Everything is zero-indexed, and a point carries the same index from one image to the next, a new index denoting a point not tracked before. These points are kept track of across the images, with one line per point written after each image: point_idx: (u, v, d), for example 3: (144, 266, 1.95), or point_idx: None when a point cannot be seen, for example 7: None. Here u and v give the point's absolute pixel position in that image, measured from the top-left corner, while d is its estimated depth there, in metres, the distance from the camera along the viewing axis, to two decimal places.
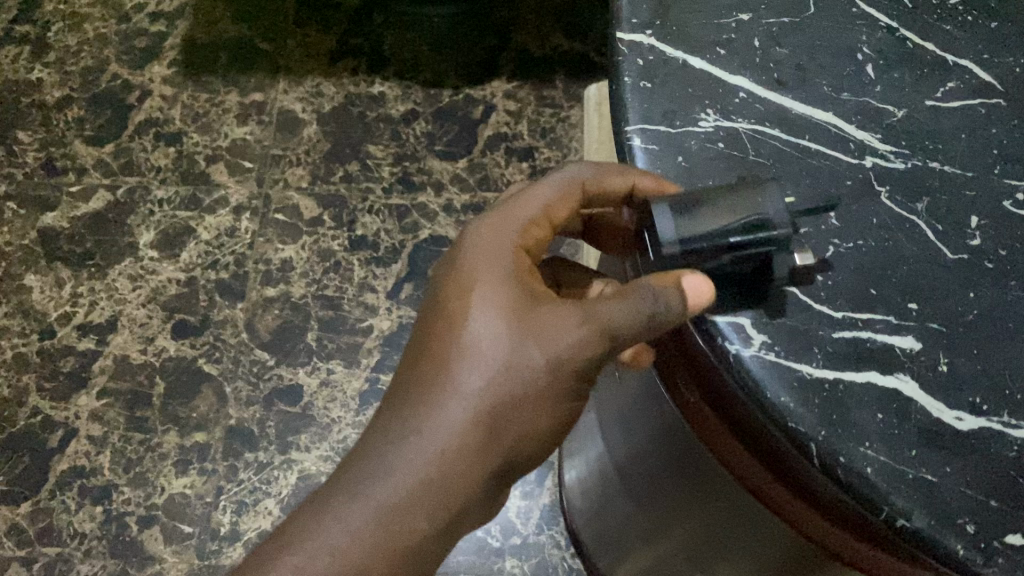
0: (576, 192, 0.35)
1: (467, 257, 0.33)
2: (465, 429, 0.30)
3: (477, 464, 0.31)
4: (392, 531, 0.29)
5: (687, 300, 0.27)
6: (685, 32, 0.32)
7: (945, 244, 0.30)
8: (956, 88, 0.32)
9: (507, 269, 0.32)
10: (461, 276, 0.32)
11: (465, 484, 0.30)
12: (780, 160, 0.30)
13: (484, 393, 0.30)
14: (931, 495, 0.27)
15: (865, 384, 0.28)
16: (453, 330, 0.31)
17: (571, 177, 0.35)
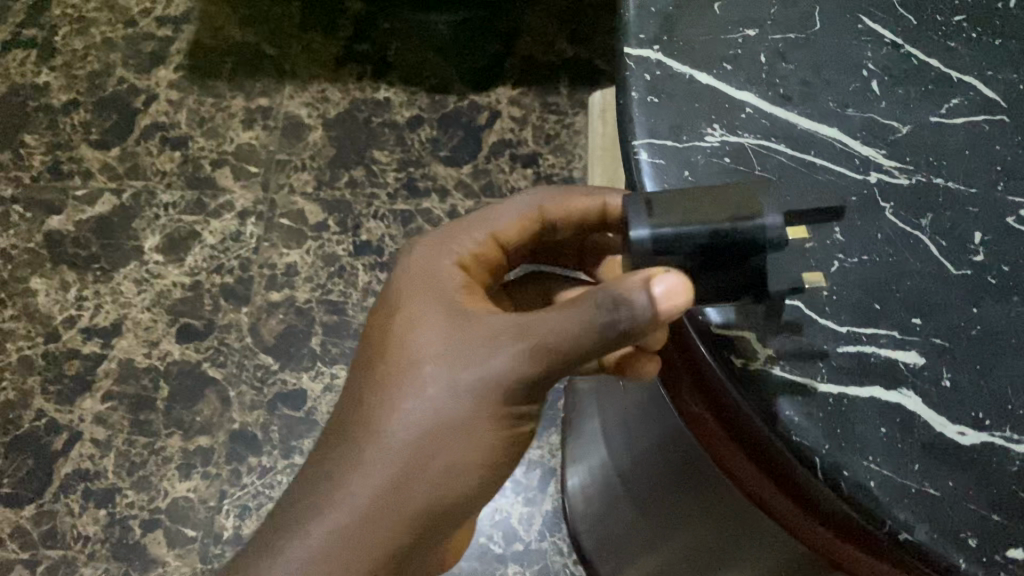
0: (527, 217, 0.36)
1: (408, 281, 0.35)
2: (393, 448, 0.32)
3: (409, 483, 0.31)
4: (334, 546, 0.31)
5: (659, 303, 0.26)
6: (692, 48, 0.33)
7: (948, 260, 0.30)
8: (960, 105, 0.32)
9: (444, 292, 0.34)
10: (401, 301, 0.34)
11: (399, 503, 0.31)
12: (785, 175, 0.31)
13: (412, 412, 0.32)
14: (934, 508, 0.27)
15: (869, 399, 0.28)
16: (394, 352, 0.33)
17: (520, 204, 0.36)
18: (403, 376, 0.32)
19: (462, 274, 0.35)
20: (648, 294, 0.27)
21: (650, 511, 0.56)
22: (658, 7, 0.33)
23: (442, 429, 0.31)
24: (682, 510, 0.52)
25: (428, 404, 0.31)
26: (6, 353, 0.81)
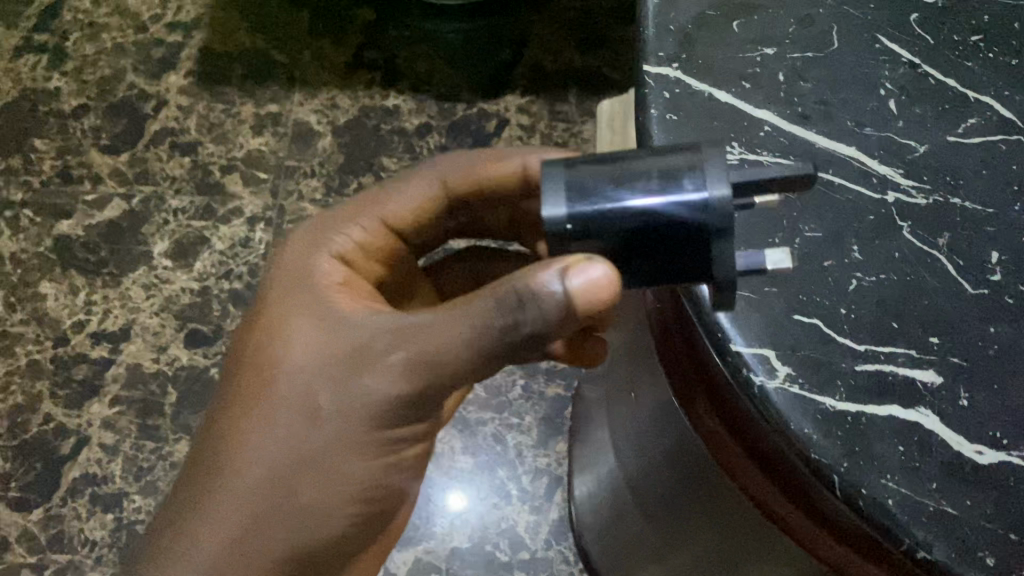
0: (413, 199, 0.42)
1: (289, 275, 0.40)
2: (274, 426, 0.37)
3: (292, 453, 0.37)
4: (231, 508, 0.37)
5: (583, 292, 0.28)
6: (711, 66, 0.33)
7: (965, 279, 0.30)
8: (977, 124, 0.32)
9: (320, 287, 0.39)
10: (283, 291, 0.40)
11: (284, 470, 0.37)
12: (804, 193, 0.31)
13: (287, 395, 0.37)
14: (951, 527, 0.27)
15: (887, 417, 0.28)
16: (267, 345, 0.38)
17: (407, 193, 0.42)
18: (268, 395, 0.37)
19: (339, 269, 0.40)
20: (570, 285, 0.29)
21: (656, 520, 0.56)
22: (677, 25, 0.34)
23: (303, 443, 0.36)
24: (688, 522, 0.51)
25: (288, 421, 0.37)
26: (14, 358, 0.82)
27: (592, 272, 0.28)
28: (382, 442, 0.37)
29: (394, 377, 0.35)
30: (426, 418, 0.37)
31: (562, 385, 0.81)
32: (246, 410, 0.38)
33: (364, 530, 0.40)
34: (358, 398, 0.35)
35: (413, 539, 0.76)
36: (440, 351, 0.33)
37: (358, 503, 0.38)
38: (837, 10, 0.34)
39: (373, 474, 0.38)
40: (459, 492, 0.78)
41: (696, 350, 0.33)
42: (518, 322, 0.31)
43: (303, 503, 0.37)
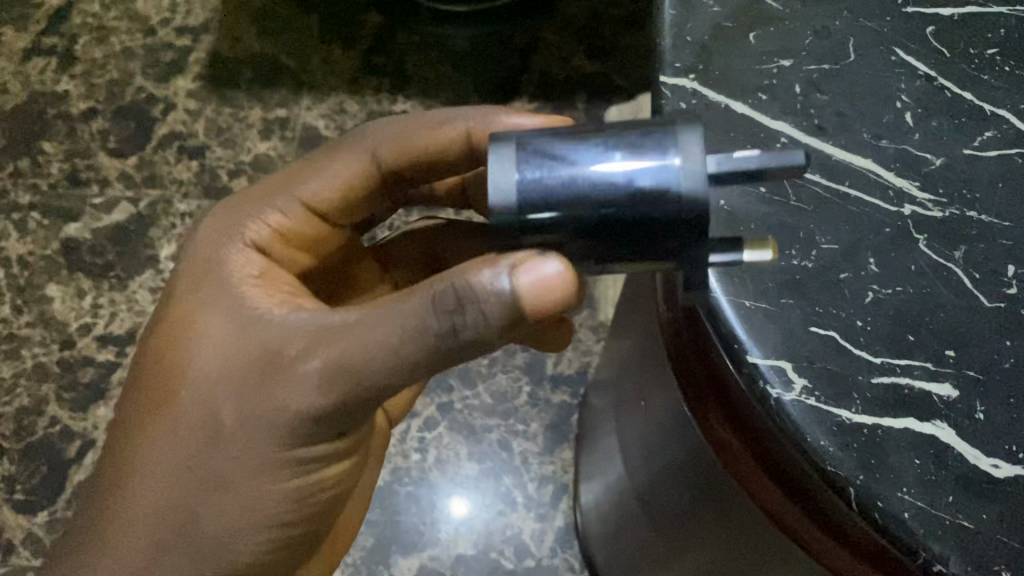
0: (336, 183, 0.44)
1: (206, 267, 0.42)
2: (191, 420, 0.39)
3: (206, 448, 0.38)
4: (151, 495, 0.39)
5: (545, 292, 0.30)
6: (727, 77, 0.33)
7: (981, 292, 0.30)
8: (993, 138, 0.32)
9: (234, 281, 0.41)
10: (203, 283, 0.42)
11: (200, 461, 0.39)
12: (820, 206, 0.31)
13: (201, 389, 0.39)
14: (967, 540, 0.27)
15: (903, 431, 0.28)
16: (184, 337, 0.40)
17: (330, 176, 0.44)
18: (182, 403, 0.39)
19: (253, 264, 0.42)
20: (518, 282, 0.30)
21: (663, 529, 0.56)
22: (694, 36, 0.34)
23: (214, 450, 0.38)
24: (696, 531, 0.51)
25: (197, 430, 0.38)
26: (20, 360, 0.82)
27: (546, 271, 0.30)
28: (291, 452, 0.38)
29: (296, 389, 0.36)
30: (339, 430, 0.38)
31: (568, 392, 0.80)
32: (160, 414, 0.39)
33: (289, 534, 0.41)
34: (261, 409, 0.37)
35: (417, 545, 0.77)
36: (343, 362, 0.35)
37: (276, 508, 0.40)
38: (853, 22, 0.34)
39: (287, 482, 0.39)
40: (462, 498, 0.78)
41: (707, 360, 0.33)
42: (459, 324, 0.32)
43: (217, 508, 0.39)
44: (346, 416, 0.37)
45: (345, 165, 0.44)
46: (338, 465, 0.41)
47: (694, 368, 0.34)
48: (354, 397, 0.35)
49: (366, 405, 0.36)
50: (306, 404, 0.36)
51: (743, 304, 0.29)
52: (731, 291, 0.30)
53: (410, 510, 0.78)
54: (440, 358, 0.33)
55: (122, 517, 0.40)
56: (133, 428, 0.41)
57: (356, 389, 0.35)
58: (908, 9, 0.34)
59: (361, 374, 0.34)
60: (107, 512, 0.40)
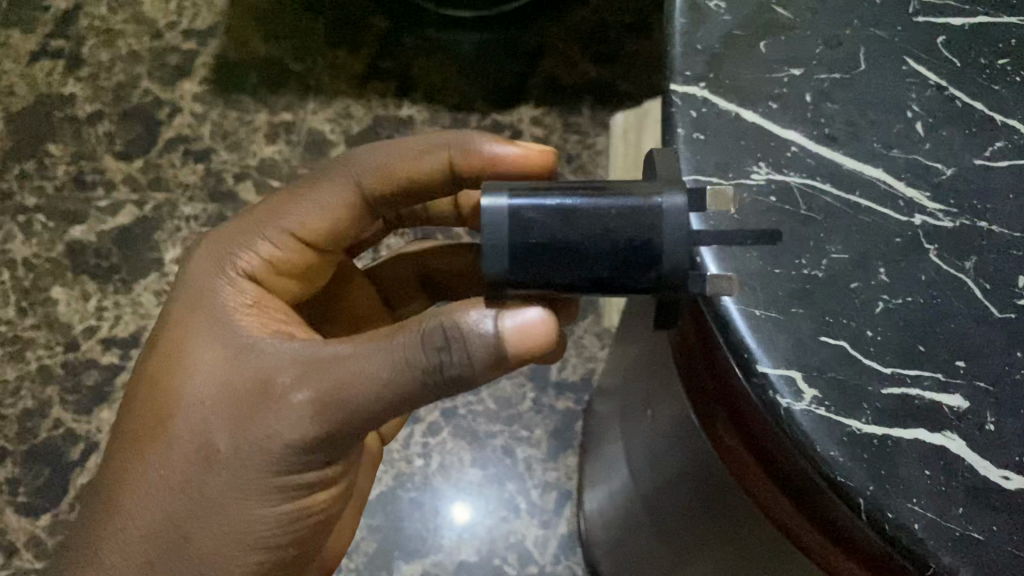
0: (325, 213, 0.43)
1: (199, 292, 0.42)
2: (183, 448, 0.38)
3: (199, 475, 0.38)
4: (143, 522, 0.39)
5: (524, 339, 0.33)
6: (738, 85, 0.33)
7: (992, 303, 0.30)
8: (1004, 148, 0.32)
9: (227, 308, 0.41)
10: (195, 310, 0.41)
11: (192, 489, 0.38)
12: (830, 215, 0.31)
13: (194, 417, 0.38)
14: (977, 552, 0.27)
15: (912, 441, 0.28)
16: (175, 363, 0.40)
17: (317, 205, 0.43)
18: (172, 435, 0.39)
19: (246, 290, 0.42)
20: (501, 326, 0.33)
21: (669, 537, 0.56)
22: (704, 45, 0.34)
23: (206, 482, 0.38)
24: (702, 539, 0.51)
25: (189, 461, 0.38)
26: (24, 362, 0.82)
27: (530, 323, 0.33)
28: (284, 480, 0.38)
29: (289, 420, 0.36)
30: (332, 455, 0.38)
31: (572, 399, 0.80)
32: (151, 442, 0.39)
33: (280, 561, 0.41)
34: (254, 440, 0.37)
35: (420, 551, 0.77)
36: (338, 391, 0.35)
37: (268, 537, 0.40)
38: (864, 31, 0.34)
39: (279, 509, 0.39)
40: (464, 504, 0.78)
41: (716, 367, 0.32)
42: (445, 368, 0.34)
43: (209, 539, 0.39)
44: (340, 441, 0.37)
45: (332, 193, 0.43)
46: (328, 491, 0.41)
47: (702, 376, 0.34)
48: (347, 422, 0.36)
49: (360, 431, 0.37)
50: (300, 434, 0.36)
51: (754, 313, 0.29)
52: (742, 298, 0.29)
53: (413, 516, 0.78)
54: (428, 394, 0.35)
55: (113, 546, 0.39)
56: (123, 455, 0.40)
57: (352, 415, 0.35)
58: (919, 19, 0.34)
59: (356, 401, 0.35)
60: (98, 541, 0.40)
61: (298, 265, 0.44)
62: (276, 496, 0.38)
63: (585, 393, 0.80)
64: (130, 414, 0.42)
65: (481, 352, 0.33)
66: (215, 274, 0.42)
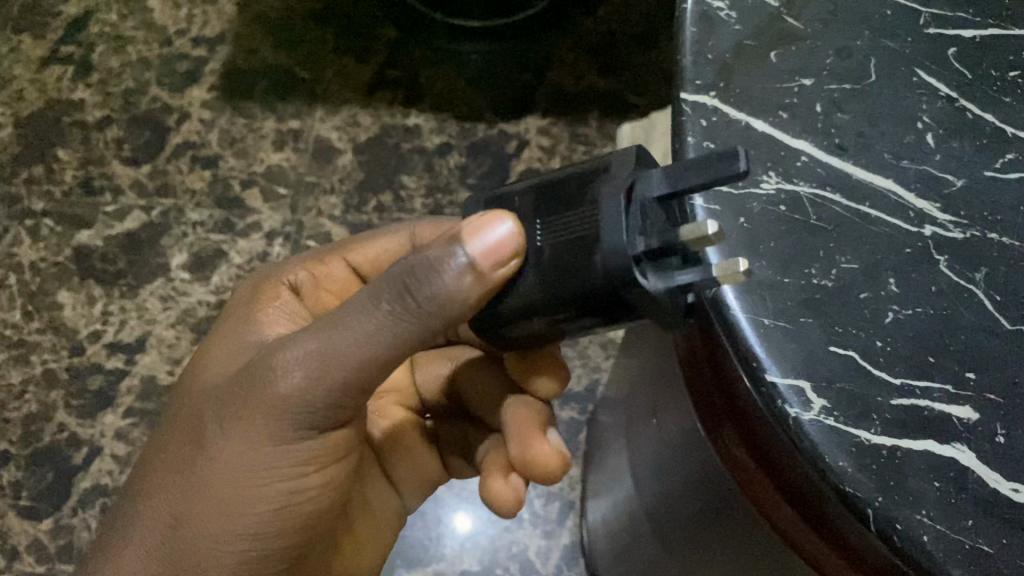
0: (380, 247, 0.49)
1: (242, 300, 0.47)
2: (188, 425, 0.41)
3: (195, 447, 0.40)
4: (150, 495, 0.41)
5: (486, 237, 0.32)
6: (749, 95, 0.33)
7: (1003, 315, 0.30)
8: (1014, 160, 0.32)
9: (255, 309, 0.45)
10: (235, 313, 0.46)
11: (188, 463, 0.40)
12: (840, 226, 0.31)
13: (203, 397, 0.41)
14: (987, 563, 0.27)
15: (922, 452, 0.28)
16: (205, 356, 0.44)
17: (378, 241, 0.49)
18: (182, 416, 0.42)
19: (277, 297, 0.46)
20: (472, 249, 0.32)
21: (672, 547, 0.56)
22: (715, 53, 0.34)
23: (198, 460, 0.40)
24: (704, 549, 0.51)
25: (188, 438, 0.41)
26: (29, 366, 0.82)
27: (493, 235, 0.32)
28: (266, 455, 0.39)
29: (266, 387, 0.37)
30: (315, 432, 0.39)
31: (576, 409, 0.80)
32: (171, 424, 0.43)
33: (275, 549, 0.42)
34: (237, 411, 0.39)
35: (422, 561, 0.76)
36: (310, 350, 0.36)
37: (259, 517, 0.41)
38: (875, 42, 0.34)
39: (267, 488, 0.40)
40: (467, 513, 0.78)
41: (723, 377, 0.32)
42: (416, 296, 0.33)
43: (197, 517, 0.40)
44: (318, 412, 0.38)
45: (392, 237, 0.49)
46: (321, 479, 0.41)
47: (709, 386, 0.34)
48: (321, 387, 0.36)
49: (337, 399, 0.37)
50: (276, 400, 0.37)
51: (762, 322, 0.29)
52: (752, 308, 0.29)
53: (416, 525, 0.77)
54: (401, 338, 0.34)
55: (126, 519, 0.42)
56: (151, 440, 0.44)
57: (325, 377, 0.36)
58: (929, 29, 0.35)
59: (329, 362, 0.36)
60: (117, 518, 0.43)
61: (336, 287, 0.49)
62: (262, 473, 0.39)
63: (589, 403, 0.81)
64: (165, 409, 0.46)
65: (453, 278, 0.33)
66: (260, 285, 0.48)
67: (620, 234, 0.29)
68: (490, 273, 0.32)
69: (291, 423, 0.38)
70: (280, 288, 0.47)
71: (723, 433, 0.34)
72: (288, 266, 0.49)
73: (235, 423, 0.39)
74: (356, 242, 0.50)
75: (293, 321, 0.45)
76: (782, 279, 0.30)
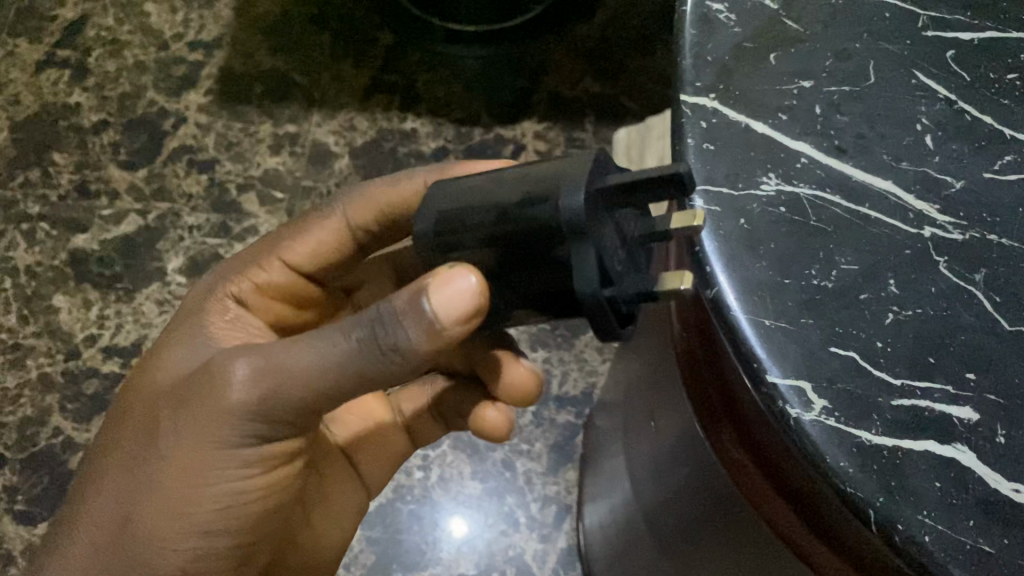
0: (326, 248, 0.48)
1: (191, 305, 0.48)
2: (143, 427, 0.42)
3: (148, 448, 0.41)
4: (102, 493, 0.42)
5: (463, 299, 0.32)
6: (749, 97, 0.33)
7: (1002, 316, 0.30)
8: (1013, 161, 0.33)
9: (203, 314, 0.46)
10: (181, 321, 0.46)
11: (140, 464, 0.41)
12: (839, 227, 0.31)
13: (156, 402, 0.42)
14: (990, 565, 0.27)
15: (923, 453, 0.28)
16: (154, 361, 0.45)
17: (317, 238, 0.48)
18: (136, 419, 0.43)
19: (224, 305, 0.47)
20: (437, 304, 0.32)
21: (670, 550, 0.56)
22: (715, 56, 0.34)
23: (150, 459, 0.41)
24: (703, 552, 0.51)
25: (141, 441, 0.42)
26: (25, 370, 0.81)
27: (456, 294, 0.32)
28: (216, 457, 0.40)
29: (220, 391, 0.38)
30: (266, 437, 0.40)
31: (573, 412, 0.81)
32: (125, 425, 0.43)
33: (221, 549, 0.43)
34: (191, 415, 0.39)
35: (419, 565, 0.76)
36: (273, 358, 0.37)
37: (207, 518, 0.41)
38: (874, 44, 0.34)
39: (215, 488, 0.41)
40: (463, 518, 0.78)
41: (721, 376, 0.33)
42: (381, 342, 0.34)
43: (146, 516, 0.41)
44: (271, 418, 0.38)
45: (323, 229, 0.48)
46: (269, 482, 0.42)
47: (708, 389, 0.35)
48: (280, 399, 0.38)
49: (290, 410, 0.38)
50: (229, 406, 0.38)
51: (763, 323, 0.29)
52: (752, 308, 0.29)
53: (412, 529, 0.78)
54: (360, 373, 0.35)
55: (78, 515, 0.43)
56: (103, 440, 0.45)
57: (283, 388, 0.37)
58: (927, 33, 0.35)
59: (286, 375, 0.37)
60: (70, 513, 0.44)
61: (282, 291, 0.48)
62: (214, 475, 0.40)
63: (586, 406, 0.81)
64: (114, 409, 0.46)
65: (415, 331, 0.34)
66: (206, 290, 0.48)
67: (587, 278, 0.29)
68: (451, 325, 0.33)
69: (242, 427, 0.39)
70: (226, 303, 0.47)
71: (723, 436, 0.34)
72: (232, 268, 0.49)
73: (188, 425, 0.40)
74: (292, 238, 0.49)
75: (247, 336, 0.45)
76: (783, 279, 0.30)
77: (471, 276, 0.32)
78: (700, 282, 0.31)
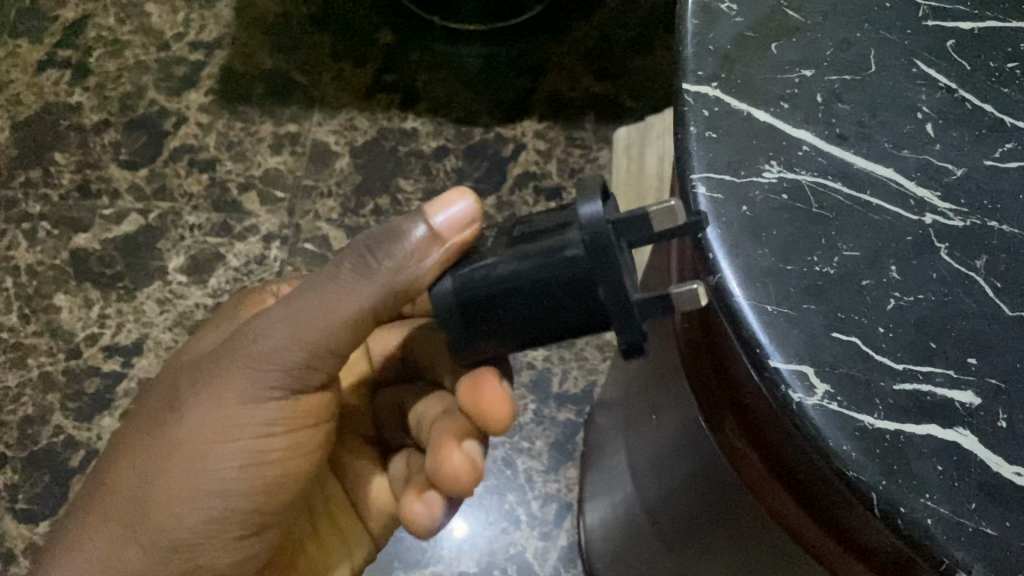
0: None
1: (239, 298, 0.52)
2: (170, 391, 0.44)
3: (171, 407, 0.42)
4: (125, 455, 0.43)
5: (459, 210, 0.36)
6: (750, 85, 0.33)
7: (1002, 301, 0.30)
8: (1013, 150, 0.33)
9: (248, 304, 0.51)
10: (226, 309, 0.51)
11: (162, 424, 0.42)
12: (841, 213, 0.31)
13: (185, 368, 0.44)
14: (991, 547, 0.27)
15: (925, 437, 0.28)
16: (200, 338, 0.48)
17: None
18: (165, 386, 0.45)
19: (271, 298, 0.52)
20: (435, 219, 0.36)
21: (671, 545, 0.56)
22: (716, 46, 0.34)
23: (172, 417, 0.42)
24: (705, 546, 0.51)
25: (166, 403, 0.43)
26: (26, 369, 0.81)
27: (454, 207, 0.36)
28: (238, 413, 0.41)
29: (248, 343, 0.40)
30: (287, 393, 0.41)
31: (574, 410, 0.81)
32: (155, 393, 0.45)
33: (239, 513, 0.43)
34: (215, 371, 0.41)
35: (420, 562, 0.77)
36: (292, 307, 0.39)
37: (226, 478, 0.42)
38: (874, 34, 0.35)
39: (233, 447, 0.42)
40: (463, 517, 0.78)
41: (724, 369, 0.33)
42: (375, 257, 0.38)
43: (165, 472, 0.42)
44: (291, 368, 0.40)
45: None
46: (290, 446, 0.43)
47: (712, 381, 0.35)
48: (298, 347, 0.39)
49: (308, 357, 0.39)
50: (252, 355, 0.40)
51: (766, 309, 0.29)
52: (754, 294, 0.30)
53: None
54: (364, 299, 0.38)
55: (100, 481, 0.44)
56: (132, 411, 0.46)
57: (299, 333, 0.39)
58: (928, 22, 0.35)
59: (304, 320, 0.39)
60: (93, 480, 0.45)
61: None
62: (232, 433, 0.41)
63: (587, 404, 0.81)
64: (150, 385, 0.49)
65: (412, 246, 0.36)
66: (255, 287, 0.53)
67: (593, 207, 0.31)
68: (446, 236, 0.36)
69: (260, 377, 0.40)
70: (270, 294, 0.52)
71: (726, 428, 0.34)
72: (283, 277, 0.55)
73: (211, 379, 0.41)
74: None
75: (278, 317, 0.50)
76: (784, 267, 0.30)
77: (468, 207, 0.37)
78: (703, 268, 0.31)
